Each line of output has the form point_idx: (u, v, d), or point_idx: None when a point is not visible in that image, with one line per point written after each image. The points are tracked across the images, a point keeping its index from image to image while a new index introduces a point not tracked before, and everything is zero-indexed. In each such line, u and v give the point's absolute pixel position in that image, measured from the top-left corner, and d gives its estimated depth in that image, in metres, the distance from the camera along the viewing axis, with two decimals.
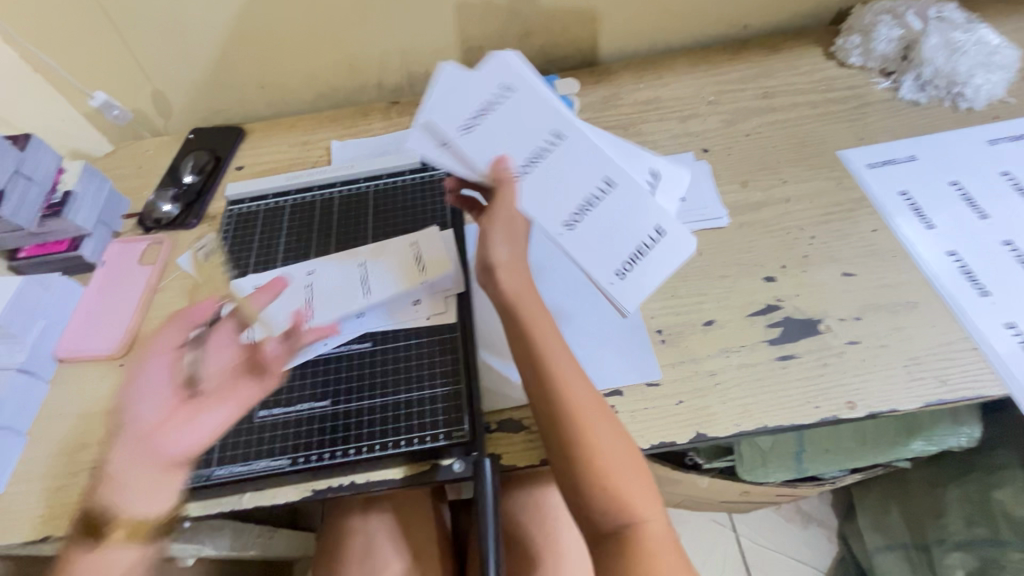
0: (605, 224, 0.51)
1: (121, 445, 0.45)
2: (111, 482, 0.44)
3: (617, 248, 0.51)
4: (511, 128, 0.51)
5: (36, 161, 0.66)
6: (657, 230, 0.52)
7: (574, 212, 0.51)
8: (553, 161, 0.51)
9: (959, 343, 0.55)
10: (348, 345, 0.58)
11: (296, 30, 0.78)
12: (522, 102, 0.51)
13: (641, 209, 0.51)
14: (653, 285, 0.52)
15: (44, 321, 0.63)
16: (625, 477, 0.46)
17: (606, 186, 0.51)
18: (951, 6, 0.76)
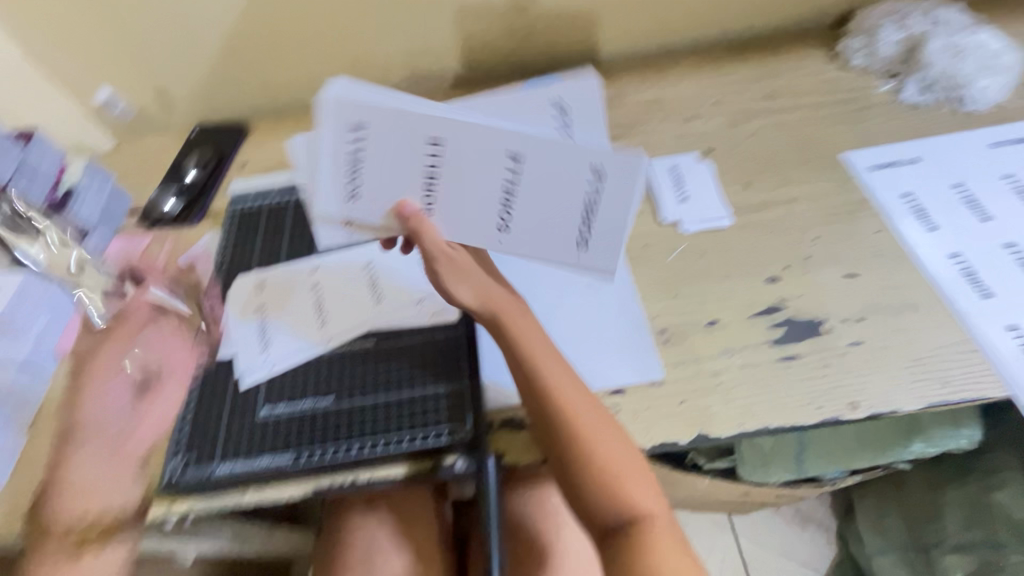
0: (544, 202, 0.49)
1: (88, 453, 0.51)
2: (76, 494, 0.50)
3: (567, 216, 0.50)
4: (394, 164, 0.48)
5: (41, 158, 0.65)
6: (597, 170, 0.48)
7: (503, 214, 0.50)
8: (457, 173, 0.48)
9: (962, 345, 0.55)
10: (351, 342, 0.58)
11: (300, 27, 0.77)
12: (386, 132, 0.46)
13: (572, 168, 0.48)
14: (615, 236, 0.51)
15: (47, 318, 0.63)
16: (623, 469, 0.48)
17: (515, 161, 0.48)
18: (954, 10, 0.77)
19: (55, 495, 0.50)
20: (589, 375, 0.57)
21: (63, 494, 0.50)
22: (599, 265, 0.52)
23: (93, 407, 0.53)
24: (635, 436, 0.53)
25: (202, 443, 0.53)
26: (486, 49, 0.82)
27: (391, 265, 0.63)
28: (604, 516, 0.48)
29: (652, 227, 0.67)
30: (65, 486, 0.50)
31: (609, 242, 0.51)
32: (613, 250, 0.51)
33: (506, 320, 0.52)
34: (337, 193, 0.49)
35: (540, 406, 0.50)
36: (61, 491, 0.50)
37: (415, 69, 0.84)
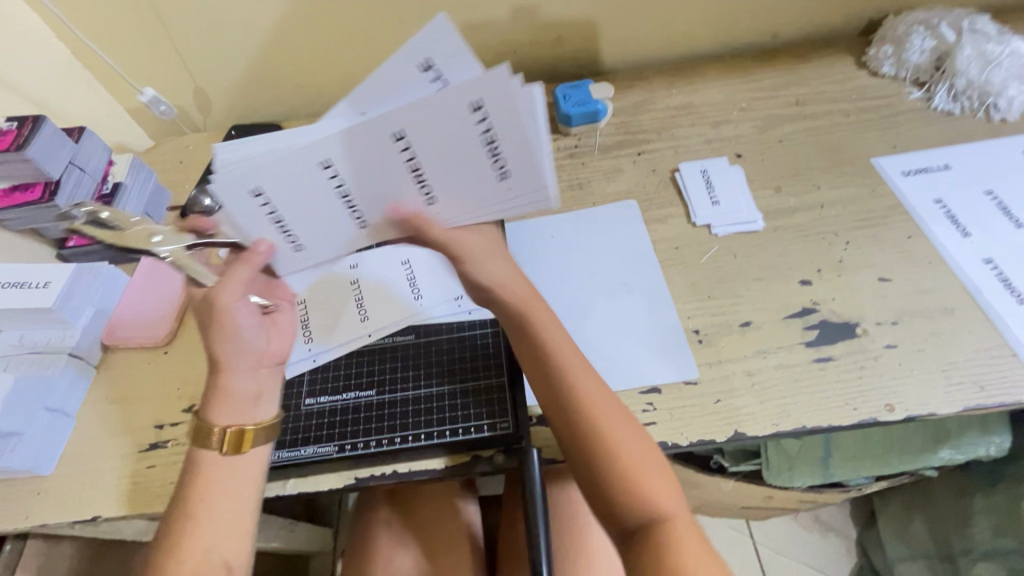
0: (449, 157, 0.41)
1: (236, 364, 0.49)
2: (231, 404, 0.49)
3: (477, 158, 0.41)
4: (302, 199, 0.42)
5: (89, 153, 0.69)
6: (476, 102, 0.38)
7: (422, 186, 0.43)
8: (366, 177, 0.42)
9: (997, 349, 0.55)
10: (392, 337, 0.59)
11: (336, 33, 0.79)
12: (276, 175, 0.40)
13: (448, 105, 0.38)
14: (533, 159, 0.41)
15: (94, 308, 0.65)
16: (642, 465, 0.45)
17: (402, 138, 0.39)
18: (984, 19, 0.76)
19: (209, 400, 0.49)
20: (625, 374, 0.58)
21: (218, 402, 0.48)
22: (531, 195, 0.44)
23: (232, 327, 0.48)
24: (672, 433, 0.54)
25: None
26: (517, 54, 0.84)
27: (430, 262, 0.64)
28: (623, 516, 0.44)
29: (684, 229, 0.68)
30: (219, 393, 0.49)
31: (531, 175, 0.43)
32: (537, 171, 0.42)
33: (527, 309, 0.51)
34: (278, 249, 0.46)
35: (552, 398, 0.49)
36: (213, 396, 0.49)
37: None
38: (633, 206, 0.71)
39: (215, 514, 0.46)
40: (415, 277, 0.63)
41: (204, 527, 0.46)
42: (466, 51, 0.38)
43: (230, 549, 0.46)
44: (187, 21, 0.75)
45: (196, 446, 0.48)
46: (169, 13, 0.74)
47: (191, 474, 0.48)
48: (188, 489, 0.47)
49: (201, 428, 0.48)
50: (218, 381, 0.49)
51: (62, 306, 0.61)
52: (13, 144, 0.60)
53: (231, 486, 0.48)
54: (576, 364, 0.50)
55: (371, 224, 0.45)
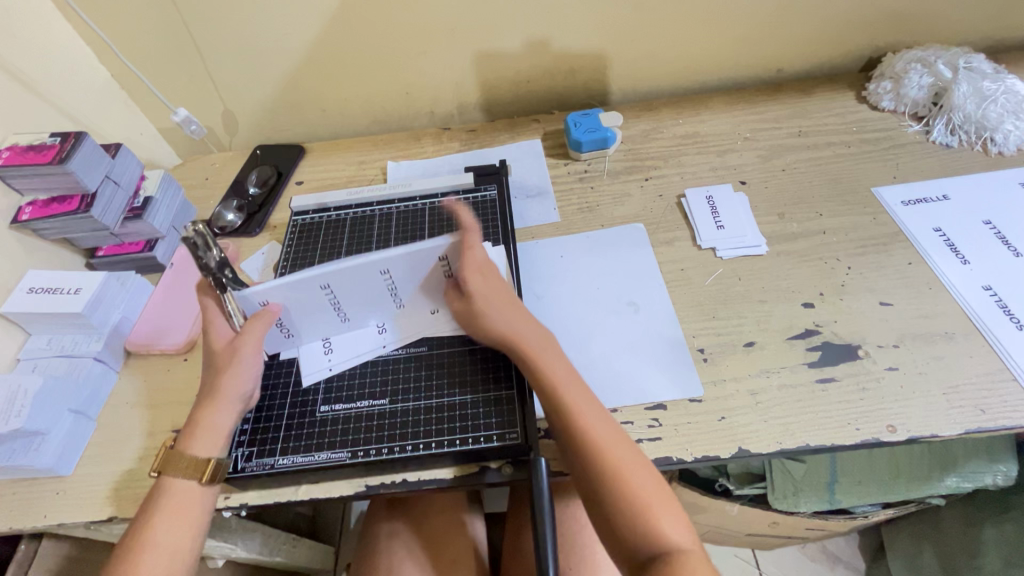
0: (420, 280, 0.57)
1: (224, 407, 0.52)
2: (212, 439, 0.51)
3: (439, 279, 0.57)
4: (301, 309, 0.56)
5: (123, 169, 0.72)
6: (445, 257, 0.54)
7: (393, 293, 0.57)
8: (350, 291, 0.55)
9: (997, 373, 0.56)
10: (405, 348, 0.61)
11: (360, 62, 0.83)
12: (284, 293, 0.53)
13: (432, 254, 0.53)
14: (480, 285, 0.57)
15: (120, 315, 0.68)
16: (652, 498, 0.46)
17: (387, 274, 0.54)
18: (980, 57, 0.79)
19: (190, 429, 0.51)
20: (634, 393, 0.59)
21: (197, 436, 0.51)
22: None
23: (240, 373, 0.53)
24: (676, 449, 0.55)
25: (263, 437, 0.56)
26: (531, 84, 0.88)
27: None
28: (634, 547, 0.44)
29: (690, 252, 0.71)
30: (201, 427, 0.51)
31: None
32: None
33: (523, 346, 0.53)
34: (271, 334, 0.58)
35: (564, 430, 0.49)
36: (195, 429, 0.51)
37: (463, 100, 0.90)
38: (640, 228, 0.74)
39: (169, 541, 0.47)
40: None
41: (159, 552, 0.47)
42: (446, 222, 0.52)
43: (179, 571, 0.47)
44: (224, 48, 0.80)
45: (171, 472, 0.50)
46: (206, 39, 0.79)
47: (156, 499, 0.49)
48: (149, 514, 0.49)
49: (177, 457, 0.50)
50: (205, 414, 0.52)
51: (89, 311, 0.64)
52: (56, 158, 0.64)
53: (191, 515, 0.50)
54: (587, 399, 0.51)
55: (351, 321, 0.59)
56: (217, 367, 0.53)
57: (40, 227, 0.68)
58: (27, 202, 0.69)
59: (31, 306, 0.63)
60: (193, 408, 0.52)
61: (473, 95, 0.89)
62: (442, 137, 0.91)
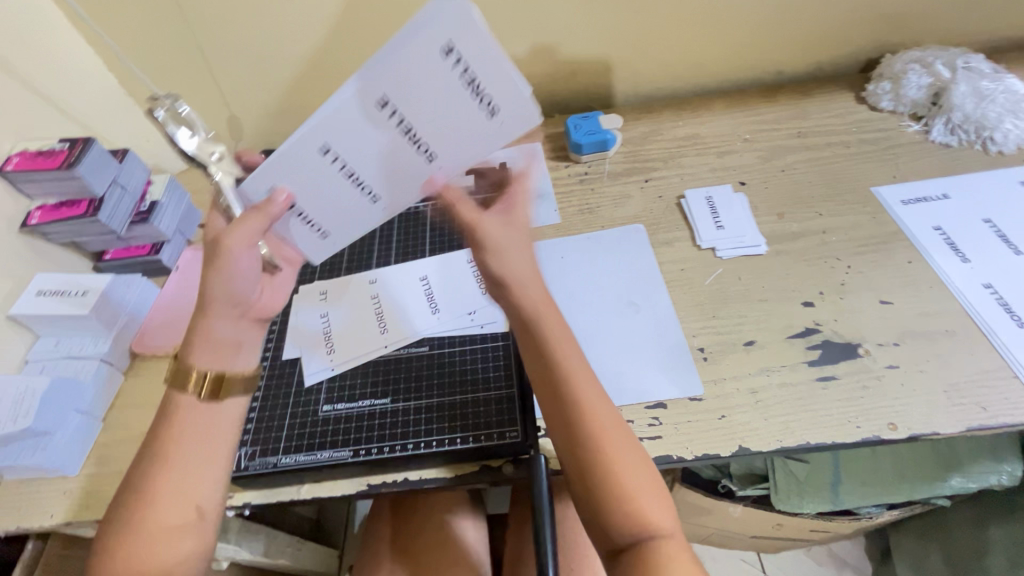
0: (434, 112, 0.46)
1: (218, 309, 0.48)
2: (215, 350, 0.48)
3: (452, 95, 0.45)
4: (322, 186, 0.50)
5: (130, 173, 0.74)
6: (443, 51, 0.43)
7: (418, 145, 0.48)
8: (360, 142, 0.47)
9: (998, 371, 0.56)
10: (406, 348, 0.62)
11: (362, 66, 0.84)
12: (290, 166, 0.48)
13: (419, 54, 0.43)
14: (506, 79, 0.44)
15: (126, 317, 0.69)
16: (638, 486, 0.45)
17: (385, 108, 0.45)
18: (979, 58, 0.80)
19: (192, 342, 0.48)
20: (632, 390, 0.59)
21: (197, 344, 0.48)
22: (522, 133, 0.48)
23: (226, 270, 0.47)
24: (677, 448, 0.55)
25: (267, 436, 0.57)
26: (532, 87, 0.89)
27: (445, 279, 0.67)
28: (614, 534, 0.44)
29: (689, 252, 0.71)
30: (200, 337, 0.48)
31: (522, 117, 0.47)
32: (519, 88, 0.45)
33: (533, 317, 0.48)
34: (304, 236, 0.53)
35: (559, 409, 0.47)
36: (194, 338, 0.48)
37: None
38: (641, 230, 0.74)
39: (187, 457, 0.45)
40: (436, 297, 0.65)
41: (176, 469, 0.45)
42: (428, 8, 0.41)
43: (203, 492, 0.46)
44: (230, 54, 0.82)
45: (178, 390, 0.47)
46: (212, 46, 0.81)
47: (168, 415, 0.47)
48: (165, 429, 0.46)
49: (182, 373, 0.47)
50: (202, 325, 0.48)
51: (96, 312, 0.65)
52: (65, 162, 0.65)
53: (204, 433, 0.47)
54: (587, 380, 0.48)
55: (382, 199, 0.52)
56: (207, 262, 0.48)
57: (48, 231, 0.69)
58: (36, 206, 0.70)
59: (38, 307, 0.64)
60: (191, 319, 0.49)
61: None
62: None
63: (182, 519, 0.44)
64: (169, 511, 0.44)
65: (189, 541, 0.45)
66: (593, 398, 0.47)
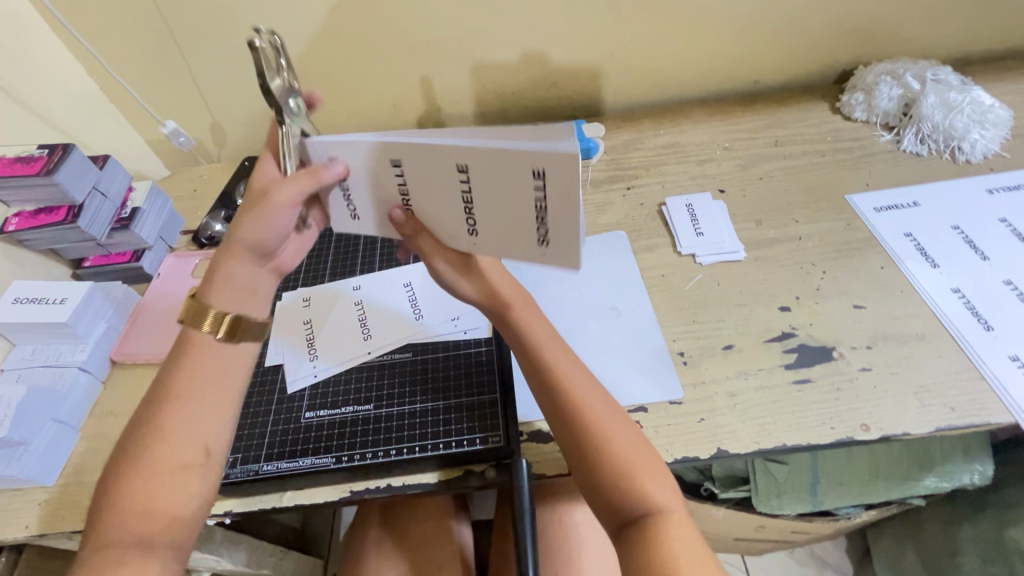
0: (500, 203, 0.43)
1: (244, 247, 0.45)
2: (234, 294, 0.46)
3: (523, 213, 0.42)
4: (374, 187, 0.46)
5: (111, 180, 0.73)
6: (535, 170, 0.40)
7: (469, 219, 0.45)
8: (425, 183, 0.44)
9: (965, 373, 0.58)
10: (390, 354, 0.62)
11: (347, 73, 0.85)
12: (358, 156, 0.45)
13: (517, 159, 0.40)
14: (572, 228, 0.41)
15: (105, 325, 0.68)
16: (638, 464, 0.46)
17: (462, 173, 0.42)
18: (947, 70, 0.83)
19: (210, 280, 0.46)
20: (615, 394, 0.60)
21: (217, 285, 0.45)
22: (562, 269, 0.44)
23: (263, 220, 0.44)
24: (656, 451, 0.56)
25: (248, 443, 0.56)
26: (516, 96, 0.90)
27: (428, 287, 0.67)
28: (617, 506, 0.45)
29: (670, 258, 0.72)
30: (219, 276, 0.46)
31: (569, 256, 0.43)
32: (575, 246, 0.42)
33: (512, 311, 0.51)
34: (337, 211, 0.49)
35: (545, 390, 0.50)
36: (216, 278, 0.46)
37: (450, 112, 0.92)
38: (623, 236, 0.75)
39: (199, 394, 0.44)
40: (419, 303, 0.66)
41: (189, 403, 0.44)
42: (560, 132, 0.38)
43: (212, 432, 0.44)
44: (214, 61, 0.82)
45: (196, 326, 0.45)
46: (195, 52, 0.81)
47: (182, 351, 0.45)
48: (178, 365, 0.45)
49: (202, 308, 0.45)
50: (225, 264, 0.46)
51: (74, 321, 0.64)
52: (43, 169, 0.65)
53: (217, 374, 0.45)
54: (577, 371, 0.51)
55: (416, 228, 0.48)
56: (246, 207, 0.45)
57: (26, 238, 0.69)
58: (13, 213, 0.69)
59: (14, 315, 0.63)
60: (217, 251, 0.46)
61: (460, 106, 0.91)
62: None
63: (191, 457, 0.43)
64: (178, 449, 0.42)
65: (196, 481, 0.43)
66: (576, 378, 0.50)
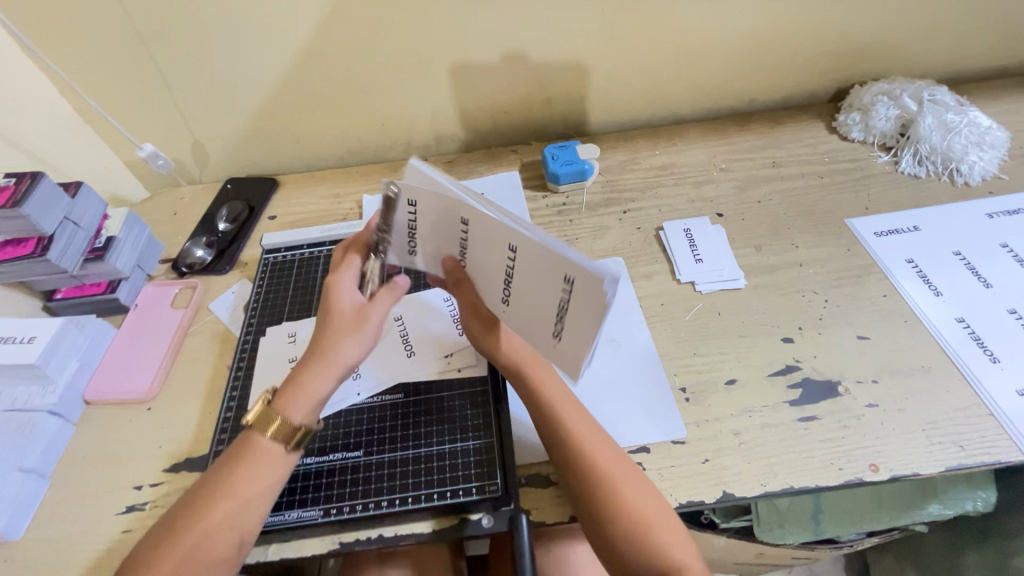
0: (531, 291, 0.44)
1: (322, 365, 0.48)
2: (309, 407, 0.48)
3: (550, 307, 0.44)
4: (436, 232, 0.48)
5: (84, 208, 0.69)
6: (570, 279, 0.41)
7: (505, 290, 0.47)
8: (477, 246, 0.46)
9: (973, 409, 0.57)
10: (381, 396, 0.59)
11: (335, 94, 0.82)
12: (432, 204, 0.46)
13: (556, 261, 0.41)
14: (586, 344, 0.43)
15: (78, 363, 0.65)
16: (653, 520, 0.45)
17: (511, 254, 0.44)
18: (943, 90, 0.82)
19: (288, 388, 0.48)
20: (620, 435, 0.57)
21: (295, 398, 0.47)
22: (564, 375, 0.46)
23: (359, 343, 0.49)
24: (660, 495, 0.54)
25: None
26: (509, 115, 0.88)
27: (420, 321, 0.65)
28: (634, 566, 0.43)
29: (668, 286, 0.70)
30: (298, 390, 0.48)
31: (576, 366, 0.45)
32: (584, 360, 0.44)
33: (524, 367, 0.52)
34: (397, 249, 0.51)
35: (556, 445, 0.49)
36: (294, 391, 0.47)
37: (441, 131, 0.89)
38: (620, 262, 0.73)
39: (248, 490, 0.46)
40: (410, 339, 0.63)
41: (234, 499, 0.45)
42: (595, 266, 0.39)
43: (250, 530, 0.45)
44: (194, 81, 0.79)
45: (258, 430, 0.48)
46: (175, 72, 0.77)
47: (242, 448, 0.48)
48: (230, 460, 0.47)
49: (269, 414, 0.48)
50: (305, 377, 0.48)
51: (43, 361, 0.61)
52: (10, 201, 0.61)
53: (266, 476, 0.47)
54: (585, 421, 0.49)
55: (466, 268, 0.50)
56: (334, 329, 0.49)
57: None
58: None
59: None
60: (302, 359, 0.49)
61: (451, 126, 0.89)
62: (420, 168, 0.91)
63: (222, 549, 0.44)
64: (214, 545, 0.44)
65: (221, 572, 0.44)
66: (585, 429, 0.49)
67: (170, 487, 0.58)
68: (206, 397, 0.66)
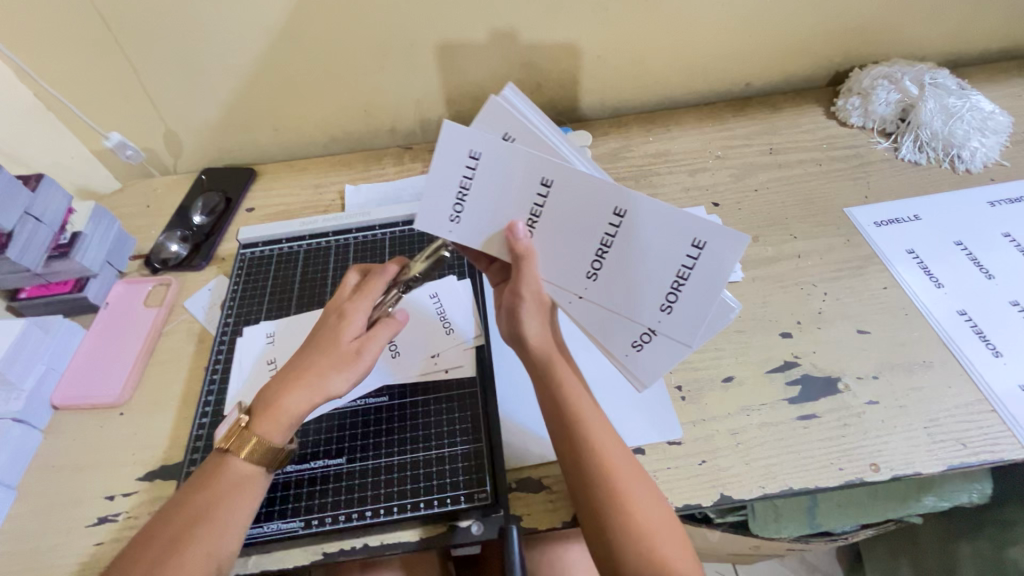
0: (635, 262, 0.44)
1: (303, 385, 0.47)
2: (283, 425, 0.47)
3: (656, 277, 0.44)
4: (499, 195, 0.43)
5: (46, 202, 0.65)
6: (694, 244, 0.42)
7: (595, 261, 0.44)
8: (563, 215, 0.43)
9: (976, 405, 0.55)
10: (365, 398, 0.57)
11: (314, 79, 0.78)
12: (507, 162, 0.42)
13: (677, 229, 0.42)
14: (705, 309, 0.44)
15: (44, 367, 0.62)
16: (659, 534, 0.42)
17: (616, 219, 0.43)
18: (945, 73, 0.79)
19: (263, 408, 0.47)
20: None
21: (272, 417, 0.47)
22: (635, 377, 0.48)
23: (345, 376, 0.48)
24: None
25: None
26: None
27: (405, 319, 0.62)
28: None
29: None
30: (273, 408, 0.47)
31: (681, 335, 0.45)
32: (695, 327, 0.44)
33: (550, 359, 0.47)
34: (438, 215, 0.44)
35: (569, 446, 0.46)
36: (269, 409, 0.47)
37: (427, 117, 0.85)
38: None
39: (224, 511, 0.44)
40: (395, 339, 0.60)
41: (210, 520, 0.43)
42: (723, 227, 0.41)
43: (227, 554, 0.43)
44: (163, 65, 0.74)
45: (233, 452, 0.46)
46: (140, 55, 0.73)
47: (213, 471, 0.46)
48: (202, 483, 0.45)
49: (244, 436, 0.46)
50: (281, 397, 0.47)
51: (5, 366, 0.58)
52: None
53: (241, 497, 0.45)
54: (597, 414, 0.47)
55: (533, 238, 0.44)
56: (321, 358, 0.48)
57: None
58: None
59: None
60: (278, 379, 0.48)
61: (437, 112, 0.85)
62: (405, 157, 0.87)
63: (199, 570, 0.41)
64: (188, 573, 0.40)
65: None
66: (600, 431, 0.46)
67: (145, 497, 0.56)
68: (181, 400, 0.63)
